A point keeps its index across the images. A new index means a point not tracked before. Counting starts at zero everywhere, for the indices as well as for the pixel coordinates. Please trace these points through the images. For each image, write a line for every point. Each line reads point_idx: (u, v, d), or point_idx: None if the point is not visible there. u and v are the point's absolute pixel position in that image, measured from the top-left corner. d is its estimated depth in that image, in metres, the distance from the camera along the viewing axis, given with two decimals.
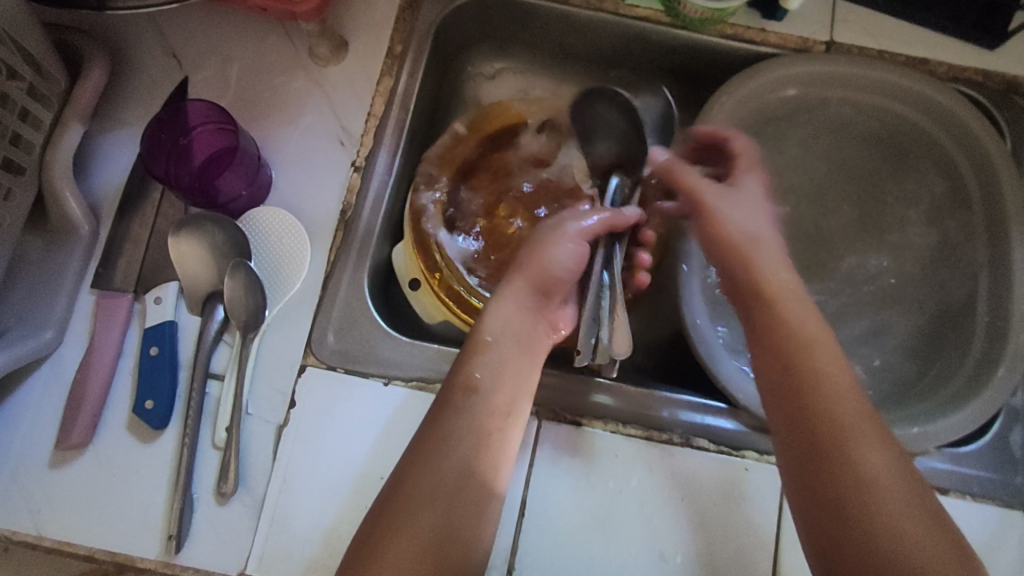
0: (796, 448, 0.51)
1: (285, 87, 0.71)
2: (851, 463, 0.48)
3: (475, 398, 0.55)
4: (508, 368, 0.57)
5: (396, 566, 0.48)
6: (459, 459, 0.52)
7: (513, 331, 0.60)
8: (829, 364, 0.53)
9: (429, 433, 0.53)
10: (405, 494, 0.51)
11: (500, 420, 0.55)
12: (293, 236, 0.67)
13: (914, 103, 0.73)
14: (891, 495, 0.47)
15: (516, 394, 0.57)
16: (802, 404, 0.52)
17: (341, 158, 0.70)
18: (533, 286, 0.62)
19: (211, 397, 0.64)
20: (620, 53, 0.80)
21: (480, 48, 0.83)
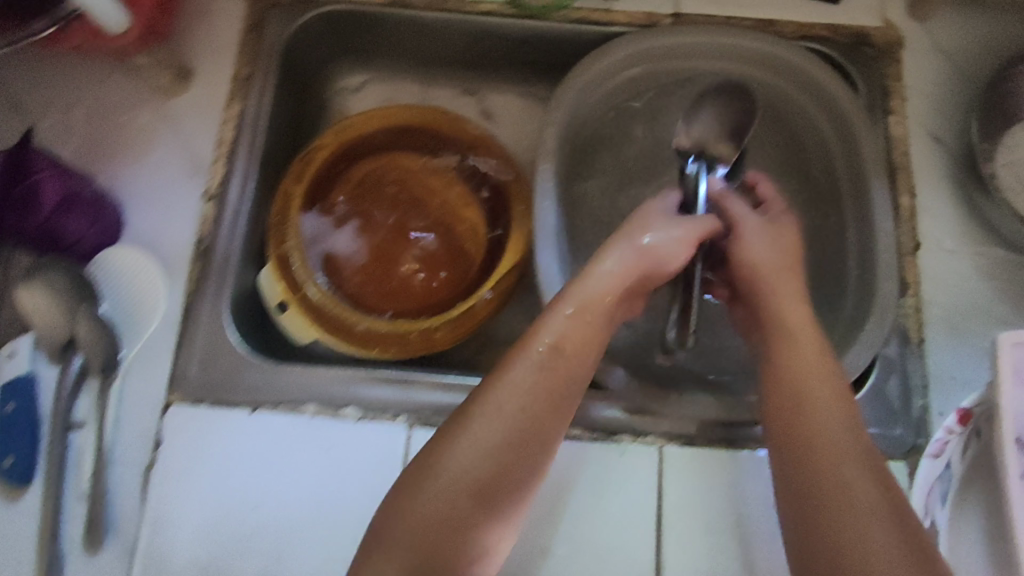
0: (789, 456, 0.52)
1: (132, 124, 0.71)
2: (838, 484, 0.49)
3: (499, 407, 0.53)
4: (536, 383, 0.54)
5: (401, 538, 0.48)
6: (498, 437, 0.51)
7: (562, 339, 0.56)
8: (820, 383, 0.54)
9: (434, 447, 0.52)
10: (409, 498, 0.49)
11: (540, 433, 0.53)
12: (148, 273, 0.66)
13: (759, 64, 0.72)
14: (872, 509, 0.47)
15: (552, 411, 0.54)
16: (791, 435, 0.52)
17: (192, 190, 0.69)
18: (609, 283, 0.59)
19: (75, 446, 0.63)
20: (475, 51, 0.80)
21: (340, 62, 0.82)
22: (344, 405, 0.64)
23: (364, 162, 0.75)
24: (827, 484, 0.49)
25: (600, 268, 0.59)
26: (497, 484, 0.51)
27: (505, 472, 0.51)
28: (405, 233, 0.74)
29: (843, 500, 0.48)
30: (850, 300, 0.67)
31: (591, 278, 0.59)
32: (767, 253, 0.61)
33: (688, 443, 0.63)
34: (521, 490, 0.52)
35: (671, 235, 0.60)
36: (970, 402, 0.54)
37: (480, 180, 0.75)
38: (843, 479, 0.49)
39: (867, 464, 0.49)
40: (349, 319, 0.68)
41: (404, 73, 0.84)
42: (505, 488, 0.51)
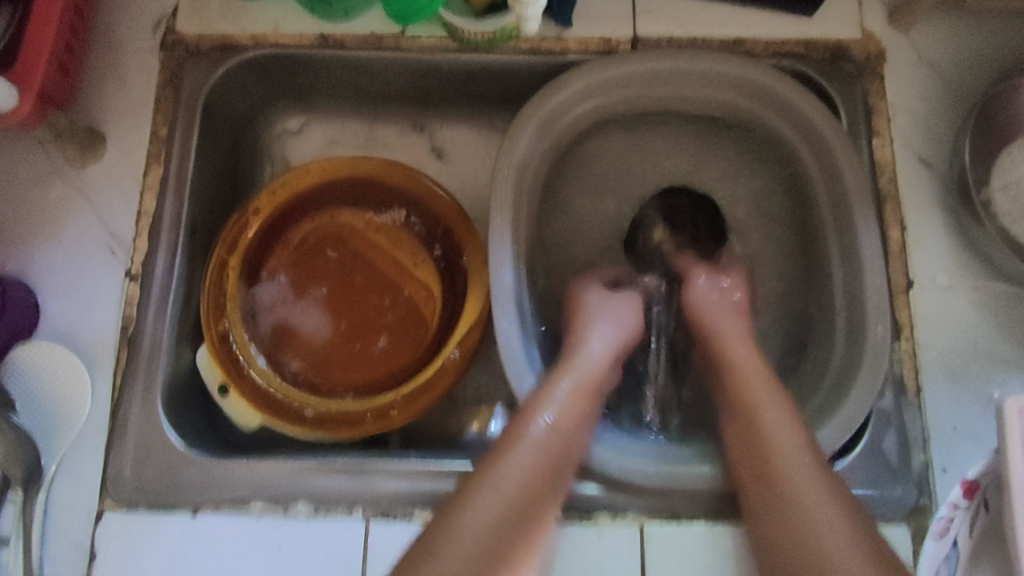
0: (753, 496, 0.53)
1: (45, 200, 0.65)
2: (829, 535, 0.48)
3: (509, 474, 0.52)
4: (548, 446, 0.54)
5: None
6: (511, 505, 0.51)
7: (563, 413, 0.55)
8: (780, 423, 0.54)
9: (446, 509, 0.50)
10: (427, 559, 0.48)
11: (544, 504, 0.53)
12: (68, 367, 0.60)
13: (733, 88, 0.66)
14: (846, 551, 0.48)
15: (550, 488, 0.53)
16: (769, 488, 0.52)
17: (114, 269, 0.63)
18: (592, 368, 0.59)
19: (1, 565, 0.57)
20: (420, 88, 0.73)
21: (276, 106, 0.74)
22: (293, 501, 0.58)
23: (308, 224, 0.70)
24: (807, 540, 0.49)
25: (571, 359, 0.59)
26: (502, 554, 0.49)
27: (510, 540, 0.50)
28: (356, 300, 0.69)
29: (812, 541, 0.48)
30: (838, 347, 0.61)
31: (569, 368, 0.58)
32: (721, 313, 0.63)
33: (672, 519, 0.57)
34: (519, 565, 0.51)
35: (614, 327, 0.62)
36: (975, 474, 0.49)
37: (431, 237, 0.70)
38: (824, 534, 0.48)
39: (848, 513, 0.50)
40: (297, 403, 0.62)
41: (348, 114, 0.76)
42: (508, 559, 0.50)
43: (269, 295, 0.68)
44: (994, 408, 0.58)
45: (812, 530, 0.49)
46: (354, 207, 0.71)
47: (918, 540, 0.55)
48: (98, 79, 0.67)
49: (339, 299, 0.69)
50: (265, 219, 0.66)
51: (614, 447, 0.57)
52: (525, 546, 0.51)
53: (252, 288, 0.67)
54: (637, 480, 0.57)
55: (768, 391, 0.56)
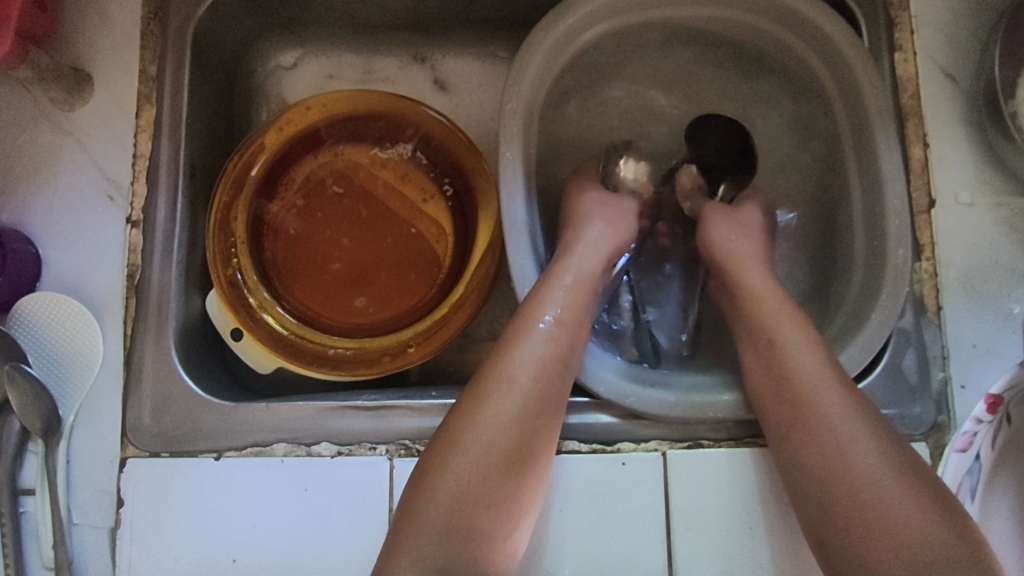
0: (775, 412, 0.53)
1: (36, 146, 0.62)
2: (839, 433, 0.49)
3: (509, 384, 0.52)
4: (547, 354, 0.53)
5: (434, 526, 0.48)
6: (511, 417, 0.51)
7: (560, 314, 0.54)
8: (804, 349, 0.53)
9: (450, 424, 0.51)
10: (435, 473, 0.50)
11: (554, 403, 0.53)
12: (77, 317, 0.59)
13: (748, 6, 0.62)
14: (865, 455, 0.48)
15: (558, 389, 0.53)
16: (788, 396, 0.52)
17: (114, 216, 0.61)
18: (588, 265, 0.58)
19: (30, 514, 0.57)
20: (419, 14, 0.69)
21: (269, 39, 0.71)
22: (316, 441, 0.59)
23: (309, 161, 0.68)
24: (815, 439, 0.50)
25: (564, 259, 0.57)
26: (518, 460, 0.51)
27: (523, 450, 0.51)
28: (364, 236, 0.67)
29: (832, 449, 0.49)
30: (858, 271, 0.61)
31: (566, 269, 0.57)
32: (743, 242, 0.61)
33: (694, 445, 0.57)
34: (541, 464, 0.52)
35: (602, 226, 0.60)
36: (999, 388, 0.49)
37: (439, 173, 0.68)
38: (835, 431, 0.49)
39: (856, 410, 0.50)
40: (314, 346, 0.62)
41: (344, 46, 0.73)
42: (524, 461, 0.51)
43: (275, 235, 0.66)
44: (1015, 323, 0.58)
45: (822, 428, 0.50)
46: (356, 144, 0.68)
47: (937, 455, 0.56)
48: (78, 15, 0.64)
49: (346, 236, 0.67)
50: (266, 158, 0.64)
51: (636, 380, 0.57)
52: (541, 445, 0.52)
53: (259, 229, 0.66)
54: (656, 411, 0.57)
55: (788, 313, 0.56)
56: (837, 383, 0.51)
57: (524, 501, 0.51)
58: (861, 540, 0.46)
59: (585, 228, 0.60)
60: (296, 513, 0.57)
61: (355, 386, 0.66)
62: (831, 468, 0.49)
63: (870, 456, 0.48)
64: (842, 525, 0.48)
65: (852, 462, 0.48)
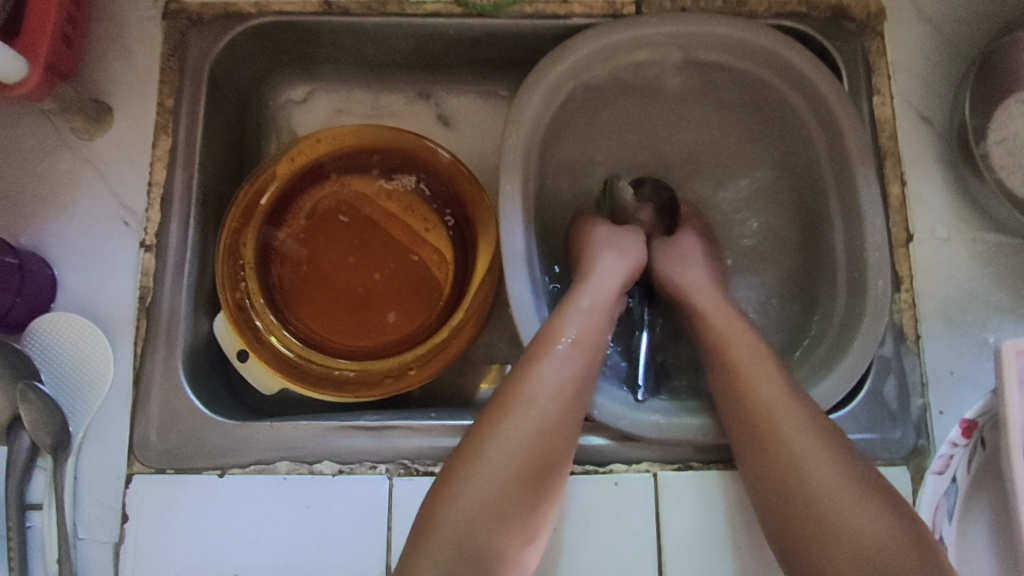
0: (739, 432, 0.55)
1: (55, 174, 0.65)
2: (802, 454, 0.51)
3: (532, 396, 0.54)
4: (568, 372, 0.55)
5: (450, 530, 0.50)
6: (533, 430, 0.53)
7: (580, 335, 0.57)
8: (763, 373, 0.55)
9: (471, 437, 0.53)
10: (466, 474, 0.52)
11: (575, 417, 0.55)
12: (89, 337, 0.61)
13: (734, 52, 0.67)
14: (824, 470, 0.50)
15: (575, 408, 0.55)
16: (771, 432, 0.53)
17: (128, 240, 0.64)
18: (604, 291, 0.60)
19: (36, 528, 0.59)
20: (424, 54, 0.73)
21: (281, 75, 0.75)
22: (318, 460, 0.60)
23: (317, 190, 0.71)
24: (773, 458, 0.52)
25: (577, 293, 0.60)
26: (538, 473, 0.53)
27: (543, 464, 0.53)
28: (369, 262, 0.70)
29: (789, 467, 0.51)
30: (840, 301, 0.63)
31: (580, 291, 0.60)
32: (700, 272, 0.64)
33: (683, 467, 0.60)
34: (560, 477, 0.55)
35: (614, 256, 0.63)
36: (973, 414, 0.52)
37: (441, 203, 0.71)
38: (794, 449, 0.51)
39: (823, 433, 0.52)
40: (318, 368, 0.64)
41: (351, 84, 0.77)
42: (544, 475, 0.53)
43: (283, 262, 0.69)
44: (991, 352, 0.61)
45: (786, 449, 0.52)
46: (362, 175, 0.71)
47: (917, 479, 0.58)
48: (102, 51, 0.67)
49: (351, 262, 0.70)
50: (277, 187, 0.67)
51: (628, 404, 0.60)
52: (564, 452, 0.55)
53: (267, 255, 0.68)
54: (647, 435, 0.59)
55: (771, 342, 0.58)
56: (800, 408, 0.53)
57: (542, 509, 0.54)
58: (824, 553, 0.48)
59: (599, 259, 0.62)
60: (297, 530, 0.58)
61: (356, 407, 0.68)
62: (789, 485, 0.51)
63: (831, 473, 0.50)
64: (807, 541, 0.49)
65: (808, 479, 0.50)
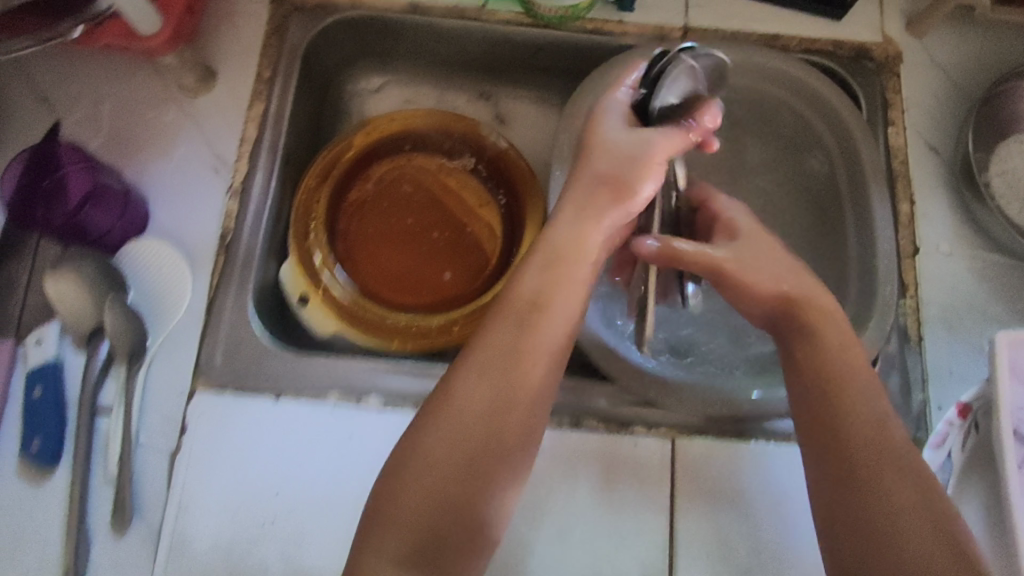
0: (807, 417, 0.52)
1: (158, 122, 0.73)
2: (862, 445, 0.48)
3: (492, 360, 0.51)
4: (528, 337, 0.52)
5: (414, 497, 0.47)
6: (493, 395, 0.50)
7: (540, 293, 0.53)
8: (833, 348, 0.54)
9: (432, 403, 0.51)
10: (409, 465, 0.49)
11: (537, 383, 0.51)
12: (172, 264, 0.68)
13: (767, 78, 0.75)
14: (882, 463, 0.47)
15: (539, 372, 0.52)
16: (825, 380, 0.52)
17: (216, 185, 0.71)
18: (569, 241, 0.55)
19: (101, 431, 0.63)
20: (492, 58, 0.83)
21: (361, 65, 0.84)
22: (366, 394, 0.66)
23: (386, 163, 0.79)
24: (840, 450, 0.49)
25: (603, 217, 0.55)
26: (495, 441, 0.49)
27: (499, 434, 0.49)
28: (425, 228, 0.77)
29: (859, 462, 0.48)
30: (852, 304, 0.70)
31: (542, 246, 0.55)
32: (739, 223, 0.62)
33: (698, 434, 0.65)
34: (518, 450, 0.50)
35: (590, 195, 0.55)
36: (969, 398, 0.58)
37: (495, 184, 0.78)
38: (855, 440, 0.49)
39: (881, 421, 0.50)
40: (372, 318, 0.70)
41: (422, 80, 0.86)
42: (502, 445, 0.49)
43: (348, 222, 0.76)
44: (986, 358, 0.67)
45: (847, 440, 0.49)
46: (427, 153, 0.80)
47: None
48: (214, 25, 0.77)
49: (411, 226, 0.77)
50: (352, 155, 0.75)
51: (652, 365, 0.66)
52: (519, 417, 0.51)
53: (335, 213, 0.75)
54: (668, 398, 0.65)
55: None
56: (851, 378, 0.52)
57: (504, 478, 0.50)
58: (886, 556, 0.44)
59: (645, 180, 0.55)
60: (341, 456, 0.63)
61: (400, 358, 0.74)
62: (865, 486, 0.47)
63: (895, 471, 0.47)
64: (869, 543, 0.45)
65: (875, 472, 0.47)
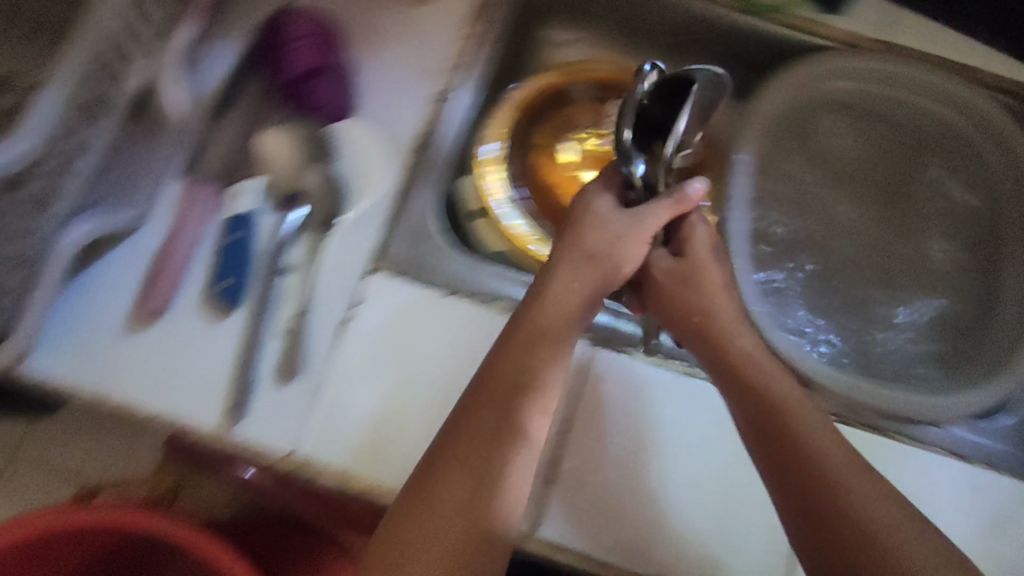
0: (779, 465, 0.56)
1: (378, 22, 0.76)
2: (858, 495, 0.53)
3: (477, 429, 0.54)
4: (530, 398, 0.56)
5: (425, 550, 0.50)
6: (484, 451, 0.54)
7: (543, 372, 0.57)
8: (789, 395, 0.59)
9: (421, 472, 0.53)
10: (401, 539, 0.51)
11: (509, 436, 0.54)
12: (372, 150, 0.71)
13: (947, 103, 0.78)
14: (877, 509, 0.53)
15: (488, 418, 0.55)
16: (788, 453, 0.56)
17: (421, 89, 0.74)
18: (545, 314, 0.59)
19: (282, 287, 0.67)
20: (683, 34, 0.83)
21: (557, 17, 0.87)
22: None
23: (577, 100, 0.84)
24: (834, 498, 0.53)
25: (580, 285, 0.61)
26: (480, 499, 0.52)
27: (505, 489, 0.53)
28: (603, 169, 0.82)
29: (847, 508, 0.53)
30: (1004, 335, 0.71)
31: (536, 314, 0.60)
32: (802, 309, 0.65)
33: (843, 421, 0.65)
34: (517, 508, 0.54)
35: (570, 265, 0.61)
36: None
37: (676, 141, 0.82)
38: (851, 485, 0.54)
39: (866, 470, 0.55)
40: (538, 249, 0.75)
41: (608, 44, 0.89)
42: (507, 495, 0.53)
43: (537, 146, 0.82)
44: None
45: (846, 491, 0.54)
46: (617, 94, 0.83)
47: None
48: None
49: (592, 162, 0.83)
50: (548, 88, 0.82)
51: (795, 345, 0.71)
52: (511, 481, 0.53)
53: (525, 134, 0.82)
54: (817, 380, 0.69)
55: None
56: (839, 438, 0.57)
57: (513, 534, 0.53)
58: None
59: (625, 257, 0.61)
60: None
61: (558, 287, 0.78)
62: (858, 527, 0.52)
63: (882, 509, 0.53)
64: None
65: (868, 508, 0.53)
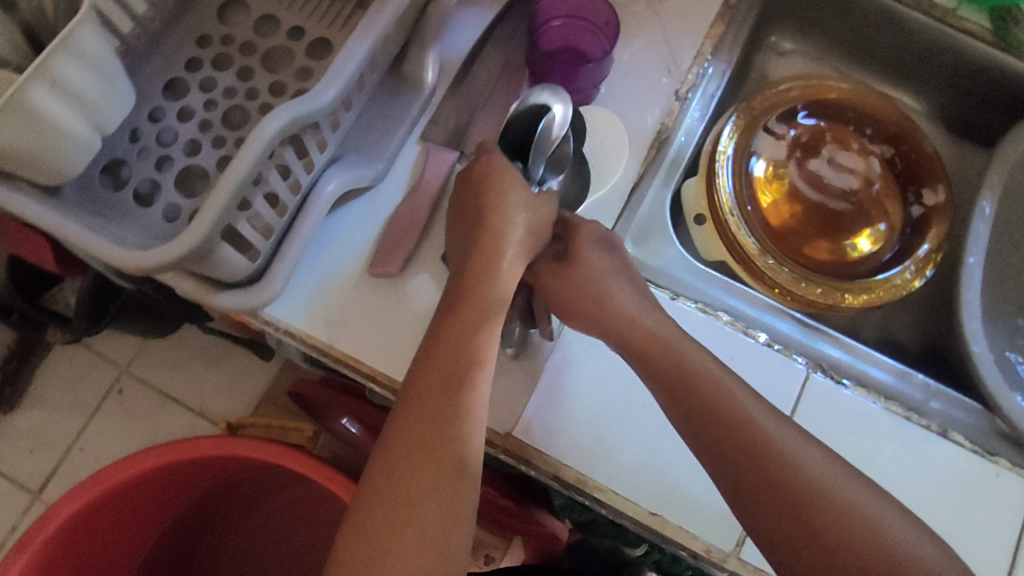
0: (757, 473, 0.52)
1: (627, 9, 0.74)
2: (835, 490, 0.51)
3: (411, 416, 0.50)
4: (436, 372, 0.52)
5: (411, 526, 0.47)
6: (410, 437, 0.50)
7: (453, 350, 0.52)
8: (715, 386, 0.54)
9: (389, 452, 0.50)
10: (386, 517, 0.48)
11: (431, 411, 0.50)
12: (615, 137, 0.70)
13: None
14: (865, 506, 0.51)
15: (442, 403, 0.51)
16: (737, 435, 0.53)
17: (666, 84, 0.72)
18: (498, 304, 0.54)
19: None
20: (919, 63, 0.82)
21: (786, 24, 0.86)
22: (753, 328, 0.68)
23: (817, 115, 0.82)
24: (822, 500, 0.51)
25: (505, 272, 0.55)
26: (448, 482, 0.49)
27: (451, 473, 0.49)
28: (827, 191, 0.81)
29: (849, 514, 0.51)
30: None
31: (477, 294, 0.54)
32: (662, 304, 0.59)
33: None
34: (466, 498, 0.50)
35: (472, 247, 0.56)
36: None
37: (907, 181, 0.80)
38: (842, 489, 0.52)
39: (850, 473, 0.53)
40: (756, 263, 0.73)
41: (829, 59, 0.87)
42: (458, 485, 0.49)
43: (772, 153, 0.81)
44: None
45: (831, 494, 0.51)
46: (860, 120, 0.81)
47: None
48: None
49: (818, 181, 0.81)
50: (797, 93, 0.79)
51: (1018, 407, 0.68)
52: (470, 429, 0.51)
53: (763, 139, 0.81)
54: None
55: None
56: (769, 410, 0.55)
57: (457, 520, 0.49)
58: None
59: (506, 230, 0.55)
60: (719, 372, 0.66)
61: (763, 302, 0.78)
62: (872, 536, 0.50)
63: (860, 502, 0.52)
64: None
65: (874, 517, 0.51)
